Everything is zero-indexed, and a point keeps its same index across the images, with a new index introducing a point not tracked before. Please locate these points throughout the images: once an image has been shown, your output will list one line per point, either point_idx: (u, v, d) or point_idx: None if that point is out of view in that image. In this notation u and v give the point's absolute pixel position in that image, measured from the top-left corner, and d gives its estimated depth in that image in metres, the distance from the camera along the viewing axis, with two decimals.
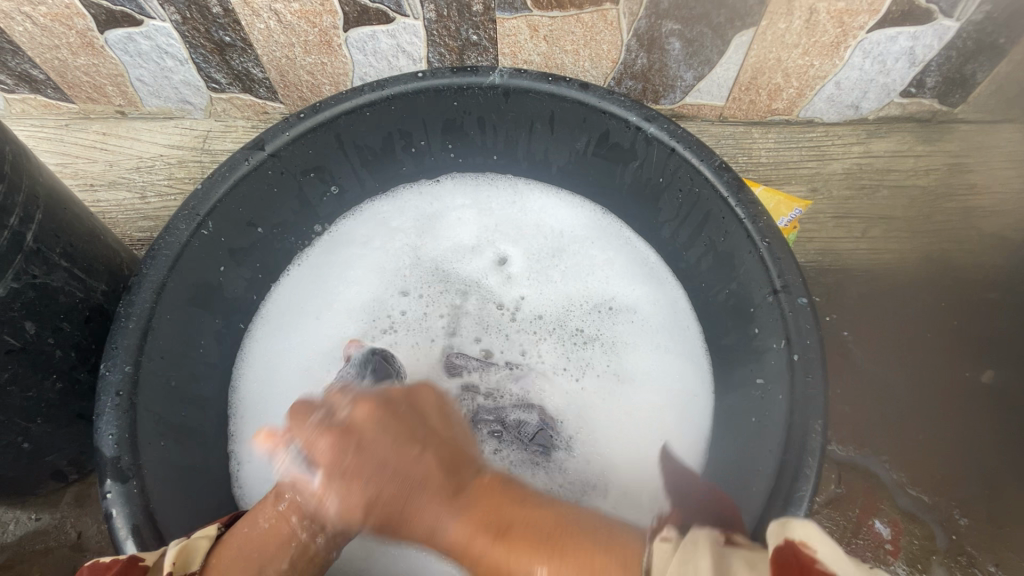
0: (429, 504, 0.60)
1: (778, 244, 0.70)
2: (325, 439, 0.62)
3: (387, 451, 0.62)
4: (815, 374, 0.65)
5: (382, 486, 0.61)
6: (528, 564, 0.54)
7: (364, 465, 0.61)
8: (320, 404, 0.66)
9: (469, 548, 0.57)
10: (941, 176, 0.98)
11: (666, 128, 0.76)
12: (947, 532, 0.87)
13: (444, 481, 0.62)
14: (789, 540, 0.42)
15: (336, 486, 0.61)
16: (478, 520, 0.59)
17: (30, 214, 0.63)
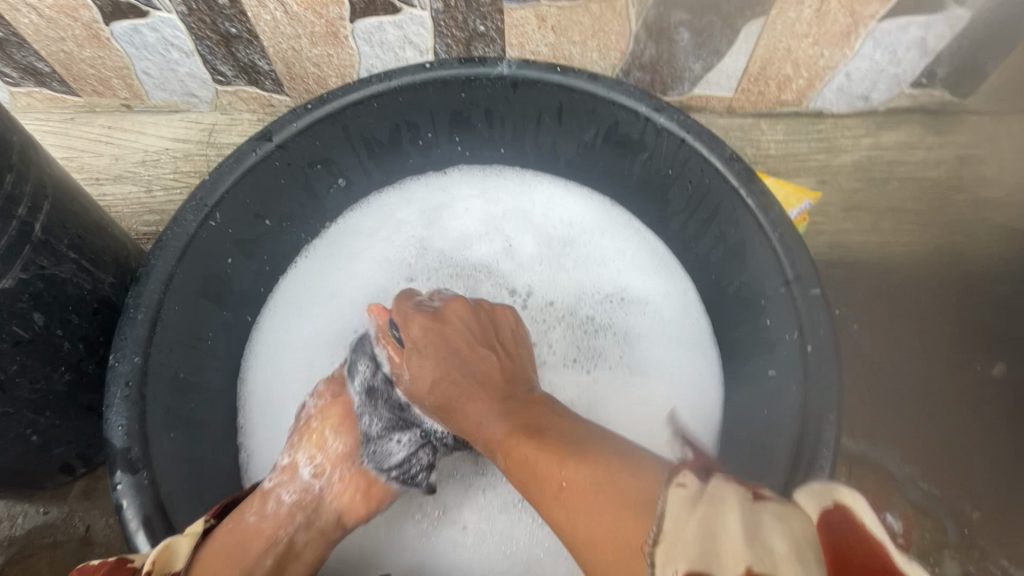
0: (482, 404, 0.68)
1: (790, 235, 0.69)
2: (416, 321, 0.76)
3: (463, 343, 0.74)
4: (829, 365, 0.64)
5: (446, 371, 0.72)
6: (547, 463, 0.55)
7: (439, 348, 0.74)
8: (412, 299, 0.80)
9: (503, 443, 0.62)
10: (952, 168, 0.98)
11: (676, 118, 0.74)
12: (957, 525, 0.87)
13: (501, 385, 0.70)
14: (836, 504, 0.38)
15: (415, 359, 0.74)
16: (516, 434, 0.62)
17: (38, 205, 0.63)
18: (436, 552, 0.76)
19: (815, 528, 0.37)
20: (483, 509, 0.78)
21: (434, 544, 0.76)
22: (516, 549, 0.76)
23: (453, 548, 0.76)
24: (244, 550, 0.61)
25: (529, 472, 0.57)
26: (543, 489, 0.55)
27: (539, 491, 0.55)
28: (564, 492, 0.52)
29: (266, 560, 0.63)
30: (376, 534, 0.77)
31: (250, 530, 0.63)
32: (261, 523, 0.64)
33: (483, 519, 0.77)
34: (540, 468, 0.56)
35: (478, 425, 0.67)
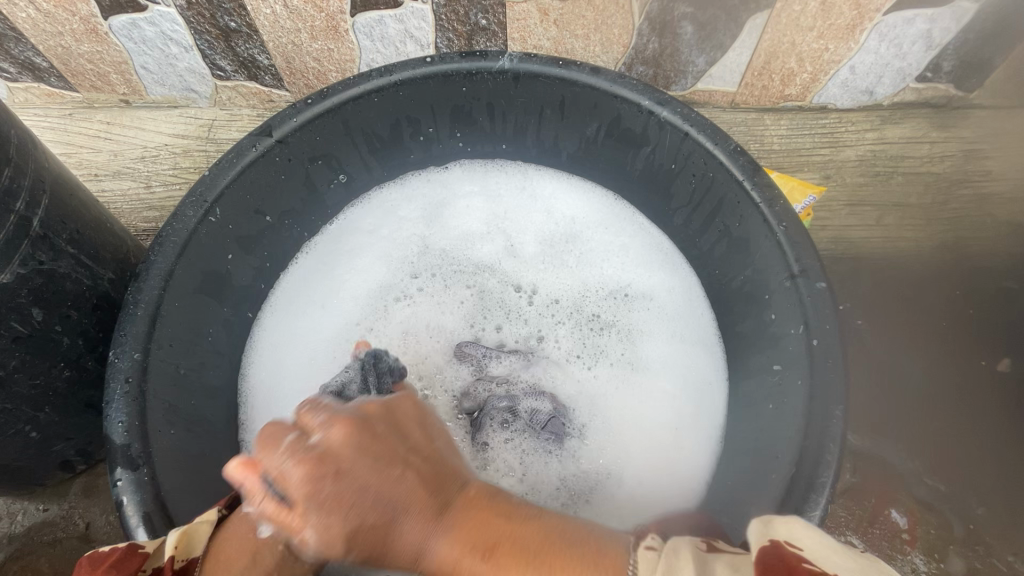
0: (412, 541, 0.53)
1: (795, 229, 0.69)
2: (292, 466, 0.52)
3: (359, 477, 0.53)
4: (834, 360, 0.64)
5: (359, 517, 0.52)
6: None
7: (343, 489, 0.52)
8: (283, 439, 0.53)
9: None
10: (957, 163, 0.97)
11: (680, 112, 0.74)
12: (963, 522, 0.86)
13: (428, 498, 0.55)
14: (771, 539, 0.44)
15: (312, 518, 0.51)
16: (461, 563, 0.52)
17: (36, 199, 0.62)
18: None
19: (755, 569, 0.42)
20: None
21: None
22: None
23: None
24: (257, 538, 0.56)
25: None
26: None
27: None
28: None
29: (281, 547, 0.57)
30: None
31: (264, 516, 0.58)
32: (273, 511, 0.58)
33: None
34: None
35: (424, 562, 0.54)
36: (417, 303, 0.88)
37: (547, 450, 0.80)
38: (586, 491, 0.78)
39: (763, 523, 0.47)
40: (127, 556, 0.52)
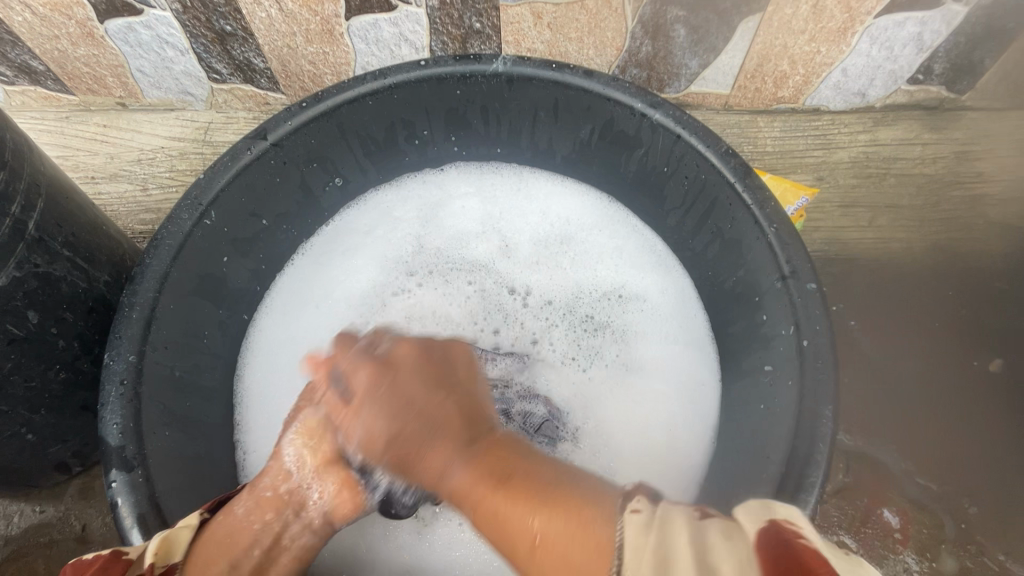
0: (442, 471, 0.56)
1: (786, 230, 0.69)
2: (364, 365, 0.62)
3: (400, 394, 0.61)
4: (825, 361, 0.64)
5: (405, 426, 0.59)
6: (512, 525, 0.48)
7: (391, 401, 0.60)
8: (356, 348, 0.66)
9: (467, 494, 0.53)
10: (949, 164, 0.98)
11: (672, 115, 0.74)
12: (955, 521, 0.87)
13: (462, 432, 0.58)
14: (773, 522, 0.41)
15: (359, 432, 0.61)
16: (476, 486, 0.52)
17: (32, 202, 0.62)
18: (434, 549, 0.76)
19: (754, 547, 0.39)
20: None
21: (432, 541, 0.76)
22: None
23: (451, 544, 0.76)
24: (233, 543, 0.61)
25: (498, 531, 0.49)
26: (517, 543, 0.47)
27: (508, 549, 0.49)
28: (540, 551, 0.46)
29: (253, 552, 0.62)
30: (372, 533, 0.76)
31: (240, 522, 0.62)
32: (249, 518, 0.63)
33: None
34: (509, 522, 0.48)
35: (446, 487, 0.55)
36: (413, 300, 0.89)
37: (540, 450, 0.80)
38: None
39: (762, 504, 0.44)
40: (111, 562, 0.51)
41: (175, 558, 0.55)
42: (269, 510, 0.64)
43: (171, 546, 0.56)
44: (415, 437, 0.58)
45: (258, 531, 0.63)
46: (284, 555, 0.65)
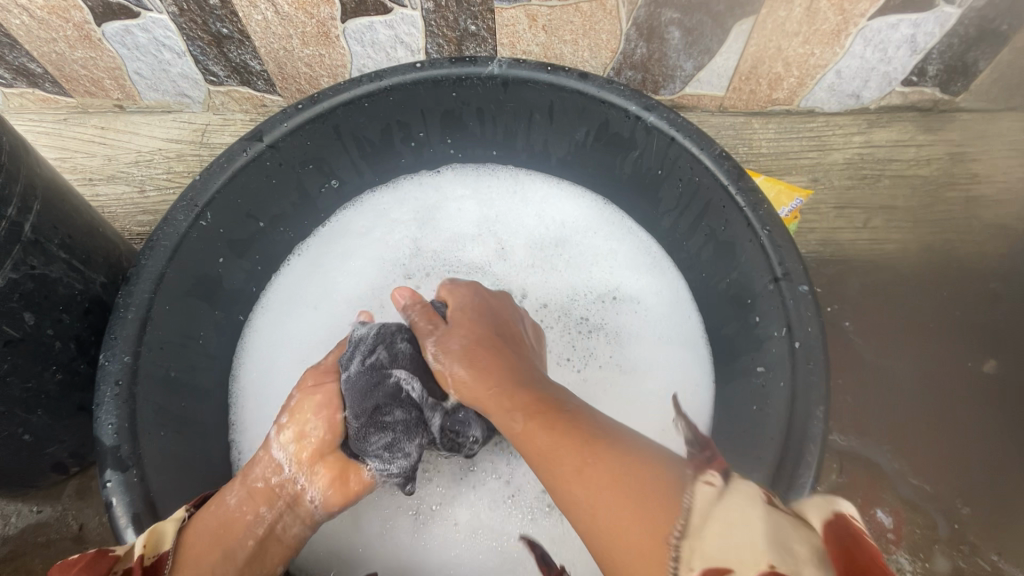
0: (509, 391, 0.60)
1: (778, 232, 0.69)
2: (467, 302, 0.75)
3: (491, 320, 0.73)
4: (816, 362, 0.64)
5: (488, 343, 0.68)
6: (568, 446, 0.51)
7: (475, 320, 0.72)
8: (477, 287, 0.78)
9: (530, 412, 0.56)
10: (943, 166, 0.98)
11: (666, 117, 0.75)
12: (947, 521, 0.87)
13: (536, 375, 0.64)
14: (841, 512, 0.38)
15: (444, 342, 0.70)
16: (545, 412, 0.56)
17: (28, 204, 0.63)
18: (426, 548, 0.76)
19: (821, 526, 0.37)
20: (474, 505, 0.78)
21: (425, 540, 0.76)
22: (506, 545, 0.76)
23: (444, 544, 0.76)
24: (226, 532, 0.59)
25: (548, 444, 0.52)
26: (565, 459, 0.50)
27: (548, 461, 0.51)
28: (588, 466, 0.48)
29: (246, 543, 0.60)
30: (366, 533, 0.76)
31: (232, 513, 0.61)
32: (242, 509, 0.62)
33: (474, 515, 0.77)
34: (562, 448, 0.51)
35: (510, 402, 0.59)
36: None
37: None
38: None
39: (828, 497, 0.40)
40: (95, 559, 0.50)
41: (165, 547, 0.54)
42: (261, 502, 0.63)
43: (160, 538, 0.55)
44: (495, 356, 0.66)
45: (249, 522, 0.61)
46: (276, 547, 0.64)
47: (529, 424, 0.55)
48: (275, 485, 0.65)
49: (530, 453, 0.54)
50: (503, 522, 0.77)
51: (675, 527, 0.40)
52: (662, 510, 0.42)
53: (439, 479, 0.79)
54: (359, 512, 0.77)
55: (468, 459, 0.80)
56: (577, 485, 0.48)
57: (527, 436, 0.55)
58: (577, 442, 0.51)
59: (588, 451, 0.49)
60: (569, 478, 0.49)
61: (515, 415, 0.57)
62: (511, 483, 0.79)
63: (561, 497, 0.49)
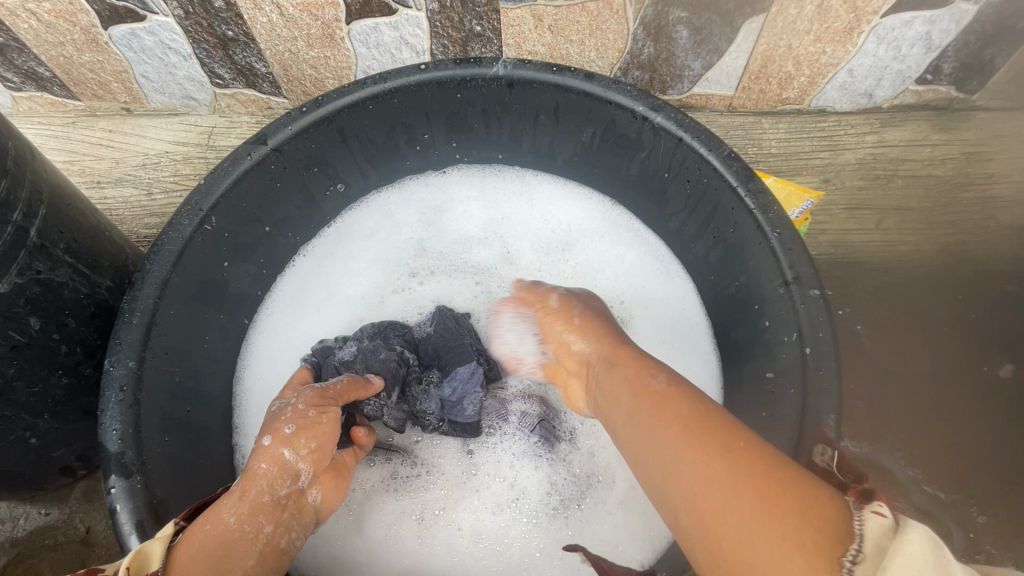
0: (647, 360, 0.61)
1: (789, 235, 0.68)
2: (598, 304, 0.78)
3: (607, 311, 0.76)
4: (829, 369, 0.62)
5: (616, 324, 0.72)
6: (716, 425, 0.49)
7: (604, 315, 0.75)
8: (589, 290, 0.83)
9: (675, 378, 0.57)
10: (958, 165, 0.96)
11: (673, 117, 0.74)
12: (964, 530, 0.84)
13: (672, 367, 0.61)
14: None
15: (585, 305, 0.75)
16: (690, 388, 0.55)
17: (34, 209, 0.63)
18: (430, 554, 0.75)
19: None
20: (478, 510, 0.77)
21: (429, 546, 0.76)
22: (510, 551, 0.75)
23: (448, 549, 0.75)
24: (226, 553, 0.53)
25: (690, 414, 0.51)
26: (710, 433, 0.48)
27: (681, 425, 0.50)
28: (738, 448, 0.46)
29: (249, 561, 0.55)
30: (370, 539, 0.76)
31: (231, 532, 0.55)
32: (242, 526, 0.55)
33: (478, 520, 0.77)
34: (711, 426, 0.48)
35: (649, 369, 0.59)
36: (414, 301, 0.90)
37: (538, 453, 0.80)
38: (578, 496, 0.78)
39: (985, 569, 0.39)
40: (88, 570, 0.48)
41: (156, 566, 0.49)
42: (265, 518, 0.57)
43: (148, 559, 0.50)
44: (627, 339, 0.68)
45: (248, 538, 0.55)
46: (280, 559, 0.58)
47: (670, 388, 0.55)
48: (283, 498, 0.60)
49: (660, 409, 0.53)
50: (508, 527, 0.76)
51: (847, 550, 0.36)
52: (831, 521, 0.38)
53: (443, 483, 0.79)
54: (362, 517, 0.77)
55: (470, 463, 0.80)
56: (719, 455, 0.45)
57: (667, 399, 0.54)
58: (720, 422, 0.49)
59: (739, 433, 0.47)
60: (706, 450, 0.47)
61: (656, 375, 0.57)
62: (515, 487, 0.79)
63: (684, 463, 0.47)
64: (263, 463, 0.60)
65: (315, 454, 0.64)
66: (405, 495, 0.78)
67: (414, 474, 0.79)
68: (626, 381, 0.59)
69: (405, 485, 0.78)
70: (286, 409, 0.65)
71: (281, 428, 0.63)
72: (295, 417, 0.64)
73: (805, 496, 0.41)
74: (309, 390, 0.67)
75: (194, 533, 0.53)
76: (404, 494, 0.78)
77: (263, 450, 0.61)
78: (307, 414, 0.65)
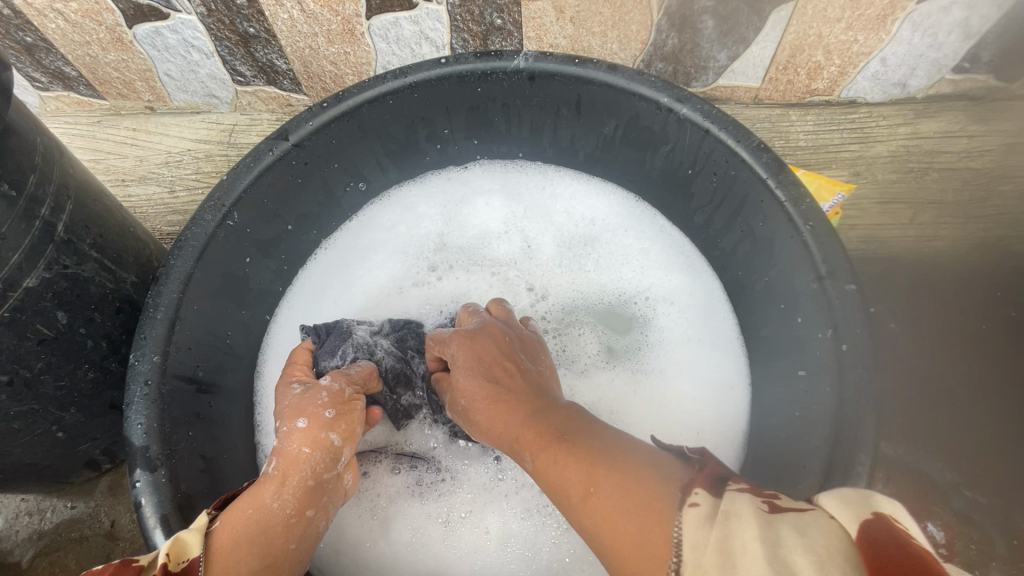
0: (515, 429, 0.59)
1: (823, 228, 0.65)
2: (457, 342, 0.70)
3: (486, 364, 0.66)
4: (866, 367, 0.60)
5: (487, 391, 0.64)
6: (573, 479, 0.50)
7: (469, 360, 0.67)
8: (460, 333, 0.71)
9: (534, 447, 0.56)
10: (997, 157, 0.92)
11: (700, 108, 0.72)
12: (1008, 537, 0.80)
13: (535, 422, 0.58)
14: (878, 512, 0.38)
15: (459, 368, 0.68)
16: (546, 446, 0.55)
17: (61, 204, 0.64)
18: (457, 558, 0.74)
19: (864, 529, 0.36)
20: (507, 514, 0.76)
21: (456, 550, 0.75)
22: (540, 556, 0.74)
23: (475, 554, 0.74)
24: (265, 538, 0.55)
25: (558, 475, 0.52)
26: (571, 490, 0.50)
27: (555, 490, 0.52)
28: (594, 494, 0.48)
29: (290, 544, 0.57)
30: (396, 543, 0.75)
31: (272, 517, 0.56)
32: (285, 510, 0.57)
33: (507, 525, 0.76)
34: (567, 478, 0.51)
35: (519, 445, 0.58)
36: (436, 296, 0.89)
37: None
38: None
39: (860, 495, 0.41)
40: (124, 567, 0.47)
41: (197, 552, 0.51)
42: (306, 503, 0.59)
43: (187, 546, 0.51)
44: (507, 402, 0.62)
45: (290, 523, 0.57)
46: (313, 543, 0.60)
47: (538, 461, 0.55)
48: (324, 481, 0.61)
49: (545, 487, 0.54)
50: (537, 533, 0.75)
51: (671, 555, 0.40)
52: (654, 533, 0.42)
53: (469, 486, 0.78)
54: (388, 522, 0.76)
55: (497, 469, 0.78)
56: (586, 511, 0.48)
57: (538, 472, 0.55)
58: (578, 474, 0.50)
59: (592, 478, 0.49)
60: (578, 507, 0.49)
61: (524, 459, 0.57)
62: (544, 493, 0.77)
63: (576, 524, 0.49)
64: (309, 446, 0.61)
65: (346, 430, 0.65)
66: (431, 500, 0.77)
67: (439, 479, 0.78)
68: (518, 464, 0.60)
69: (430, 490, 0.77)
70: (320, 390, 0.66)
71: (321, 410, 0.64)
72: (332, 403, 0.65)
73: (647, 511, 0.43)
74: (342, 375, 0.69)
75: (238, 518, 0.55)
76: (430, 499, 0.77)
77: (307, 435, 0.62)
78: (343, 400, 0.66)
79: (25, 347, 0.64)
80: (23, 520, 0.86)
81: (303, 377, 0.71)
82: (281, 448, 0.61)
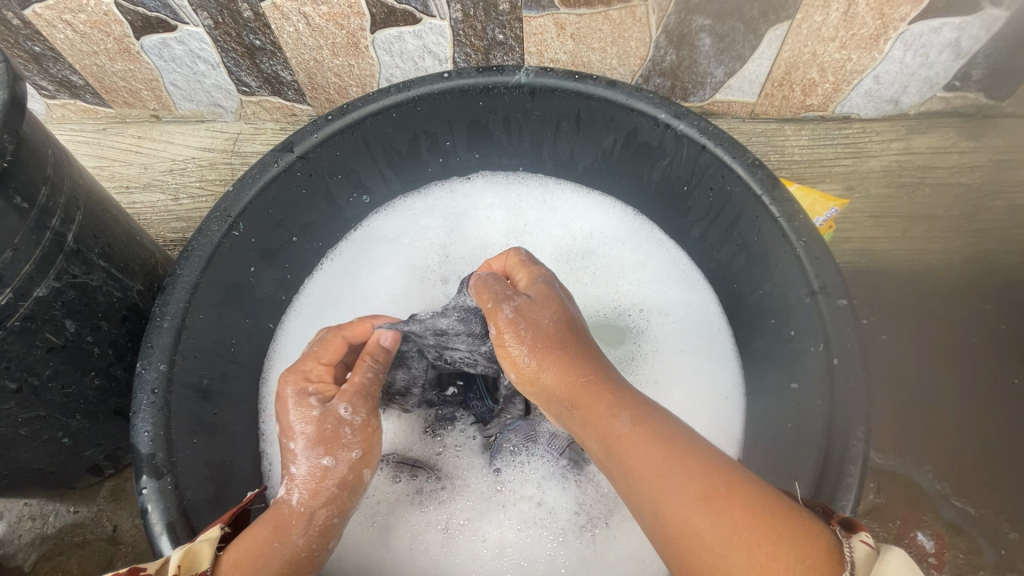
0: (605, 385, 0.57)
1: (815, 244, 0.67)
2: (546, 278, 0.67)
3: (577, 317, 0.66)
4: (855, 381, 0.62)
5: (570, 331, 0.62)
6: (691, 475, 0.47)
7: (560, 298, 0.66)
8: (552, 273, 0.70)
9: (637, 415, 0.53)
10: (987, 173, 0.94)
11: (697, 125, 0.73)
12: (994, 547, 0.83)
13: (624, 391, 0.56)
14: None
15: (546, 294, 0.64)
16: (654, 423, 0.52)
17: (70, 215, 0.65)
18: (454, 565, 0.75)
19: None
20: (505, 523, 0.77)
21: (453, 556, 0.76)
22: (535, 567, 0.75)
23: (472, 560, 0.76)
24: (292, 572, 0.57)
25: (659, 460, 0.49)
26: (687, 483, 0.47)
27: (656, 475, 0.48)
28: (720, 497, 0.45)
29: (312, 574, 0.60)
30: (393, 548, 0.76)
31: (301, 552, 0.59)
32: (309, 547, 0.60)
33: (505, 533, 0.77)
34: (679, 470, 0.48)
35: (610, 400, 0.55)
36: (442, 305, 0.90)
37: (566, 474, 0.79)
38: (606, 513, 0.77)
39: None
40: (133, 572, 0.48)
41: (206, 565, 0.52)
42: (328, 538, 0.63)
43: (198, 558, 0.53)
44: (591, 353, 0.61)
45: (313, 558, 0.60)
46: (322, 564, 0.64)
47: (636, 430, 0.52)
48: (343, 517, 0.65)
49: (628, 457, 0.51)
50: (534, 543, 0.76)
51: None
52: (812, 554, 0.42)
53: (469, 495, 0.79)
54: (387, 528, 0.77)
55: (496, 483, 0.79)
56: (702, 512, 0.45)
57: (636, 443, 0.51)
58: (697, 471, 0.47)
59: (718, 480, 0.46)
60: (689, 507, 0.46)
61: (618, 416, 0.53)
62: (542, 506, 0.78)
63: (671, 516, 0.46)
64: (338, 483, 0.64)
65: (365, 459, 0.67)
66: (430, 507, 0.78)
67: (439, 487, 0.79)
68: (588, 419, 0.56)
69: (430, 497, 0.78)
70: (342, 427, 0.65)
71: (349, 450, 0.65)
72: (353, 432, 0.66)
73: (803, 545, 0.42)
74: (353, 396, 0.67)
75: (265, 549, 0.56)
76: (430, 506, 0.78)
77: (340, 476, 0.65)
78: (362, 427, 0.67)
79: (34, 355, 0.65)
80: (27, 524, 0.87)
81: (318, 384, 0.67)
82: (304, 480, 0.63)
